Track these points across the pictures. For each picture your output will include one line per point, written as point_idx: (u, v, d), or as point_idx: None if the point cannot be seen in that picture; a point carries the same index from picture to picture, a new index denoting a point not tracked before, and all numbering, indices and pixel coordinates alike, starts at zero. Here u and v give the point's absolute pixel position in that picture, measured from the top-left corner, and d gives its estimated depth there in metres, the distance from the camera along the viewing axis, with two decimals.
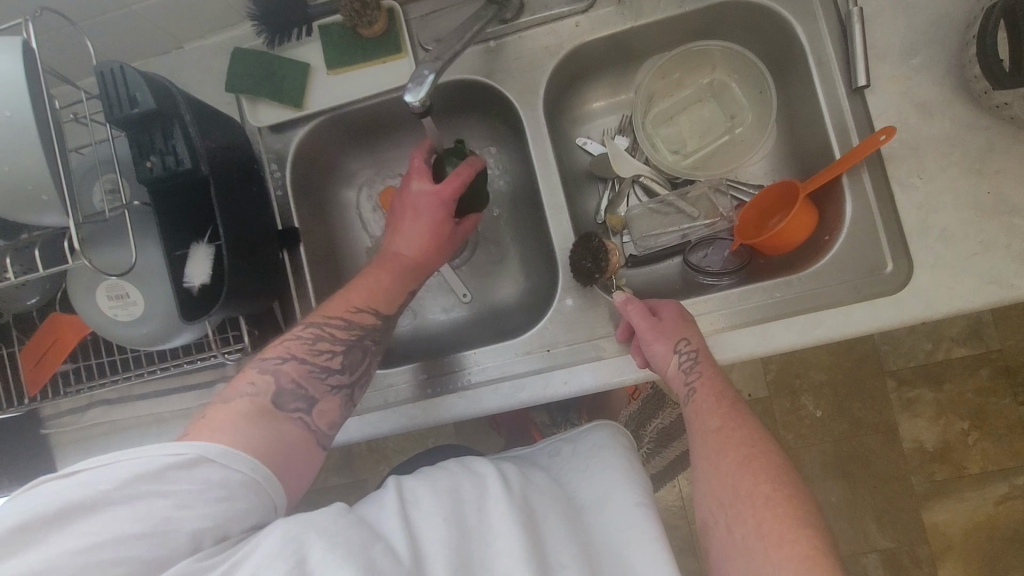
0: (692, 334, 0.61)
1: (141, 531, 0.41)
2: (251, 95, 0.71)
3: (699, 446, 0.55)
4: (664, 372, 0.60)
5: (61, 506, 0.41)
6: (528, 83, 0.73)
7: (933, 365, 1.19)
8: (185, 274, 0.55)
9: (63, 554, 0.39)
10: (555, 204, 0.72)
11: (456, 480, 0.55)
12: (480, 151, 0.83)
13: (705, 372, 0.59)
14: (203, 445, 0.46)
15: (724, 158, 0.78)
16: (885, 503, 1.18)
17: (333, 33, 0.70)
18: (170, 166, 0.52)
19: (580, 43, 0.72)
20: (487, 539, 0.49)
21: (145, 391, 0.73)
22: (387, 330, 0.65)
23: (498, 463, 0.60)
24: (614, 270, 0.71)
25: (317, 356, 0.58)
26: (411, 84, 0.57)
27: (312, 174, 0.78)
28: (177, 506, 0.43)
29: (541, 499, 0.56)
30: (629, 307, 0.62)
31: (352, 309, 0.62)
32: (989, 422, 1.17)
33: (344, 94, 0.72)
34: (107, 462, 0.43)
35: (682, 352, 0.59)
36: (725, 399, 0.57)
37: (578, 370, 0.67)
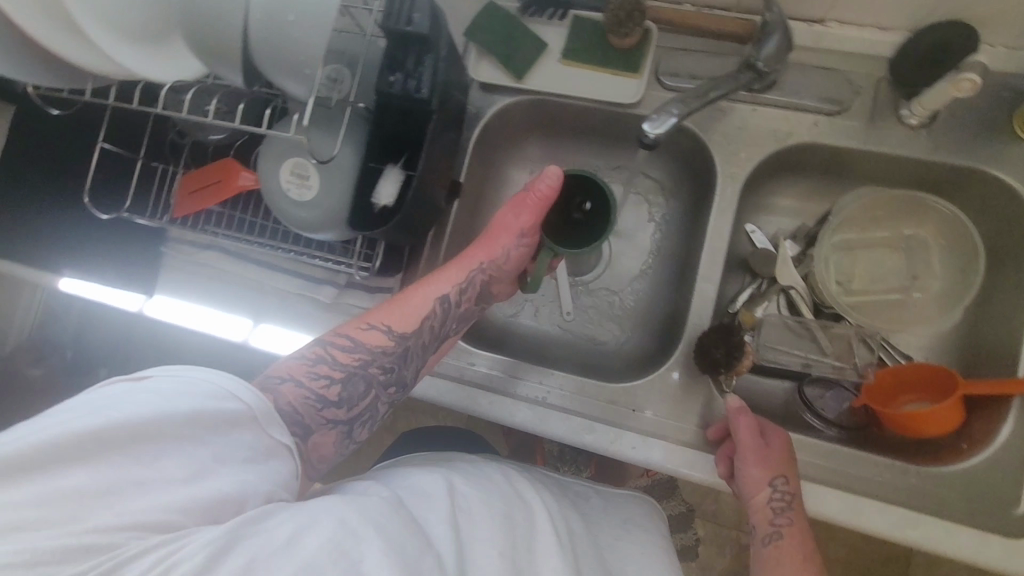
0: (791, 473, 0.57)
1: (182, 476, 0.40)
2: (482, 48, 0.73)
3: None
4: (751, 499, 0.57)
5: (96, 432, 0.38)
6: (739, 155, 0.71)
7: None
8: (375, 191, 0.58)
9: (102, 483, 0.38)
10: (708, 279, 0.70)
11: (504, 501, 0.57)
12: (649, 190, 0.82)
13: (792, 517, 0.56)
14: (244, 390, 0.45)
15: (888, 314, 0.74)
16: None
17: (584, 28, 0.72)
18: (409, 90, 0.54)
19: (809, 141, 0.70)
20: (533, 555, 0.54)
21: (260, 260, 0.77)
22: (405, 356, 0.60)
23: (537, 491, 0.63)
24: (739, 372, 0.66)
25: (313, 380, 0.53)
26: (655, 114, 0.58)
27: (492, 141, 0.79)
28: (211, 460, 0.41)
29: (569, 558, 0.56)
30: (740, 417, 0.59)
31: (363, 326, 0.58)
32: None
33: (563, 87, 0.73)
34: (152, 396, 0.41)
35: (777, 488, 0.56)
36: (807, 558, 0.54)
37: (650, 443, 0.66)
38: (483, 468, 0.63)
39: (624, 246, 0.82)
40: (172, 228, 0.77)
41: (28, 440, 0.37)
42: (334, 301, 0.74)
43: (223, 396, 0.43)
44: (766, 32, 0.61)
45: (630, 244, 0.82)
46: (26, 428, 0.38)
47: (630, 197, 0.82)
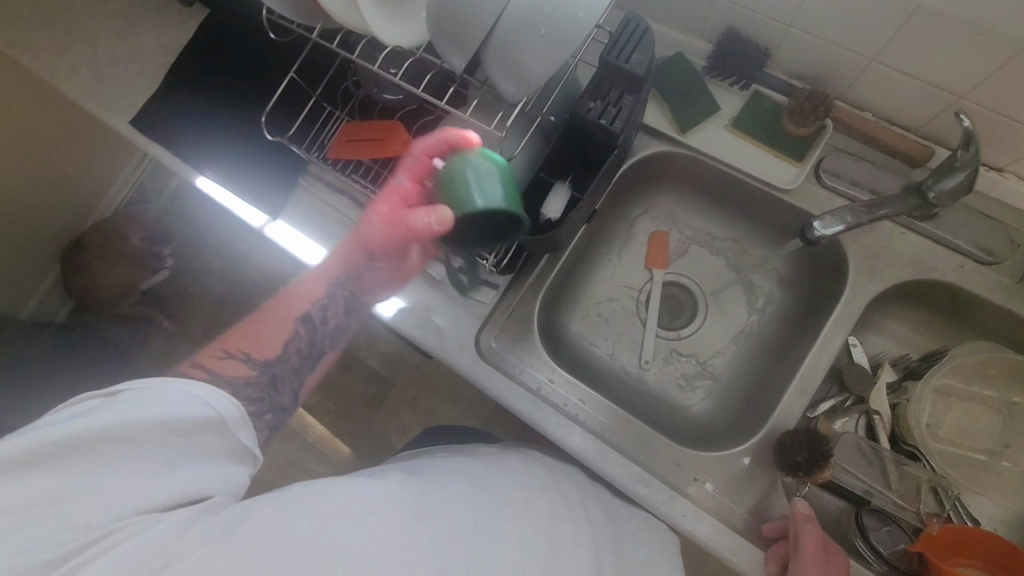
0: None
1: (165, 472, 0.47)
2: (659, 93, 0.75)
3: None
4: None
5: (70, 436, 0.44)
6: (874, 273, 0.71)
7: None
8: (544, 204, 0.61)
9: (99, 478, 0.44)
10: (806, 380, 0.70)
11: (554, 513, 0.58)
12: (761, 271, 0.83)
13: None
14: (209, 392, 0.52)
15: (968, 473, 0.73)
16: None
17: (762, 105, 0.73)
18: (604, 120, 0.56)
19: (949, 281, 0.70)
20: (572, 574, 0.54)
21: None
22: (274, 381, 0.61)
23: (587, 506, 0.64)
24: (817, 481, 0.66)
25: (228, 377, 0.58)
26: (828, 216, 0.64)
27: (631, 180, 0.81)
28: (178, 460, 0.48)
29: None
30: (807, 525, 0.60)
31: (219, 355, 0.59)
32: None
33: (724, 153, 0.74)
34: (135, 402, 0.48)
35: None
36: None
37: (701, 516, 0.66)
38: (520, 469, 0.64)
39: (721, 318, 0.84)
40: (316, 166, 0.80)
41: (35, 439, 0.43)
42: (441, 281, 0.75)
43: (195, 405, 0.51)
44: (951, 168, 0.62)
45: (726, 318, 0.84)
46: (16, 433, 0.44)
47: (740, 273, 0.84)
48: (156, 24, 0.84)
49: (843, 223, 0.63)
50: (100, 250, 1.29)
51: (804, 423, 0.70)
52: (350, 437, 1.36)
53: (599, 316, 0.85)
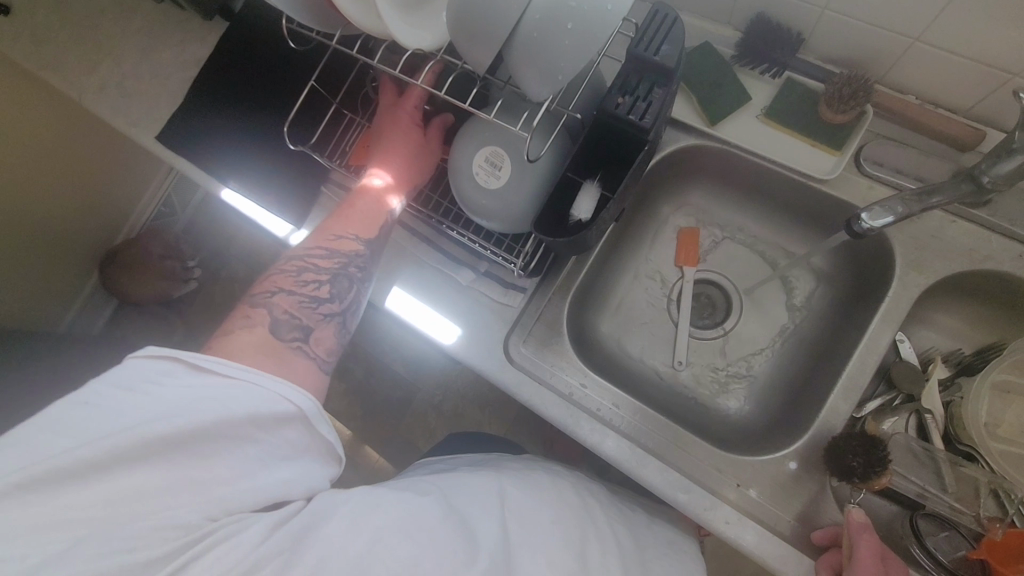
0: None
1: (253, 475, 0.45)
2: (686, 84, 0.72)
3: None
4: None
5: (167, 434, 0.41)
6: (924, 265, 0.67)
7: None
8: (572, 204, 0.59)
9: (192, 480, 0.42)
10: (853, 379, 0.67)
11: (585, 533, 0.57)
12: (798, 266, 0.80)
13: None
14: (292, 391, 0.48)
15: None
16: None
17: (796, 94, 0.70)
18: (634, 114, 0.54)
19: (1003, 271, 0.65)
20: None
21: (406, 223, 0.77)
22: (373, 256, 0.68)
23: (615, 525, 0.62)
24: (869, 488, 0.62)
25: (303, 288, 0.61)
26: (877, 206, 0.60)
27: (659, 175, 0.79)
28: (264, 462, 0.46)
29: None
30: (863, 535, 0.57)
31: (332, 238, 0.65)
32: None
33: (757, 144, 0.71)
34: (227, 395, 0.45)
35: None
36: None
37: (745, 524, 0.63)
38: (545, 479, 0.63)
39: (757, 316, 0.81)
40: (338, 173, 0.80)
41: (133, 434, 0.40)
42: (469, 286, 0.74)
43: (281, 401, 0.47)
44: (1008, 150, 0.58)
45: (762, 315, 0.81)
46: (107, 421, 0.40)
47: (774, 267, 0.81)
48: (178, 39, 0.85)
49: (895, 215, 0.59)
50: (132, 262, 1.32)
51: (849, 425, 0.67)
52: (378, 442, 1.36)
53: (630, 317, 0.83)
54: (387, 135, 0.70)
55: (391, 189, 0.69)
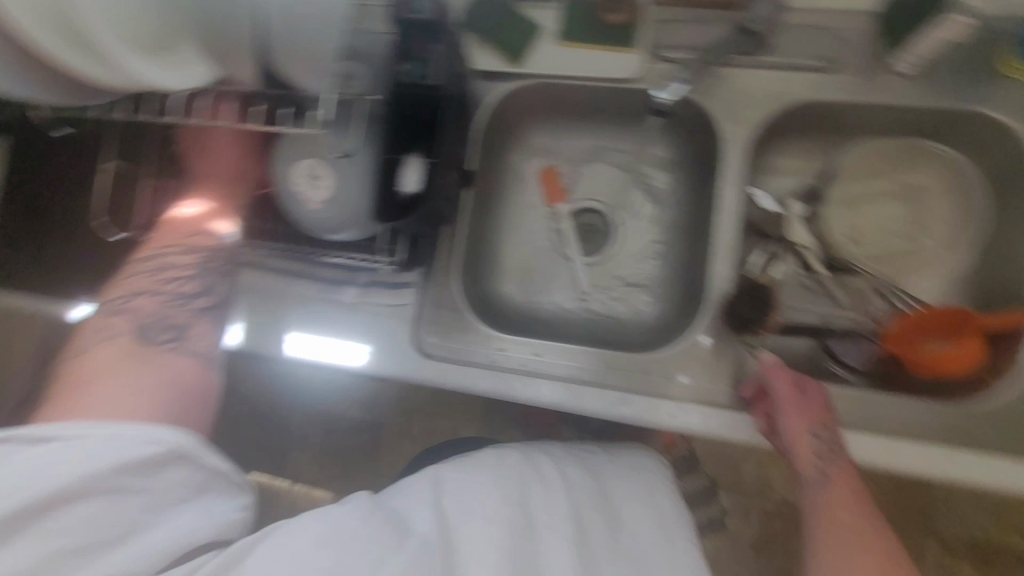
0: (829, 423, 0.60)
1: (136, 521, 0.50)
2: (478, 37, 0.74)
3: (822, 542, 0.57)
4: (791, 445, 0.60)
5: (42, 498, 0.45)
6: (743, 119, 0.72)
7: None
8: (398, 179, 0.58)
9: (75, 537, 0.46)
10: (725, 242, 0.71)
11: (527, 478, 0.60)
12: (652, 165, 0.84)
13: (836, 455, 0.60)
14: (163, 432, 0.52)
15: (893, 261, 0.77)
16: None
17: (577, 10, 0.73)
18: (419, 76, 0.55)
19: (808, 99, 0.72)
20: (544, 532, 0.56)
21: (268, 267, 0.74)
22: (235, 254, 0.69)
23: (565, 461, 0.65)
24: (766, 326, 0.71)
25: (166, 285, 0.63)
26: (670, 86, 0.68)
27: (495, 129, 0.80)
28: (153, 510, 0.51)
29: (594, 514, 0.59)
30: (775, 371, 0.61)
31: (186, 236, 0.66)
32: None
33: (564, 67, 0.74)
34: (94, 449, 0.48)
35: (816, 433, 0.60)
36: (854, 488, 0.59)
37: (687, 408, 0.67)
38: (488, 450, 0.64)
39: (636, 222, 0.84)
40: None
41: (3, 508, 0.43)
42: (355, 301, 0.73)
43: (152, 442, 0.51)
44: None
45: (640, 220, 0.84)
46: None
47: (632, 173, 0.85)
48: None
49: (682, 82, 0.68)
50: None
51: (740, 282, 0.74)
52: None
53: (526, 269, 0.84)
54: (213, 158, 0.69)
55: (212, 213, 0.68)
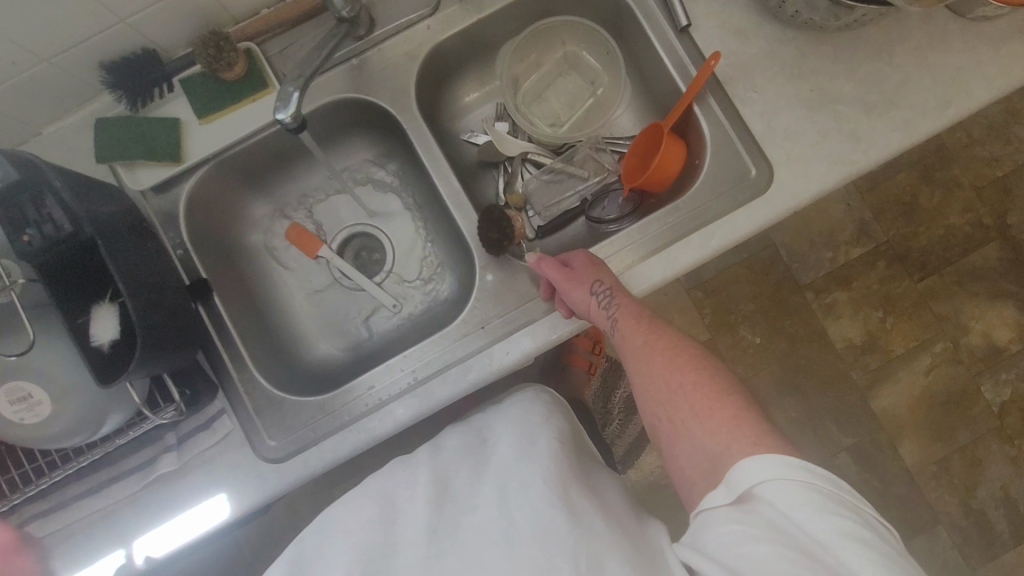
0: (602, 275, 0.69)
1: None
2: (124, 160, 0.71)
3: (634, 364, 0.68)
4: (587, 313, 0.67)
5: None
6: (398, 89, 0.75)
7: (839, 269, 1.67)
8: (91, 335, 0.55)
9: None
10: (454, 194, 0.76)
11: (390, 475, 0.71)
12: (370, 167, 0.86)
13: (619, 302, 0.67)
14: None
15: (593, 119, 0.87)
16: (825, 383, 1.65)
17: (196, 84, 0.72)
18: (50, 234, 0.53)
19: (435, 43, 0.76)
20: (409, 513, 0.64)
21: (80, 490, 0.69)
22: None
23: (436, 444, 0.76)
24: (518, 236, 0.77)
25: None
26: (278, 102, 0.59)
27: (210, 228, 0.78)
28: None
29: (459, 471, 0.69)
30: (543, 264, 0.70)
31: None
32: (861, 304, 1.66)
33: (221, 139, 0.73)
34: None
35: (597, 291, 0.67)
36: (643, 323, 0.68)
37: (516, 338, 0.71)
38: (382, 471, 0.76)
39: (393, 222, 0.88)
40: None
41: None
42: (185, 461, 0.70)
43: None
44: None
45: (395, 217, 0.88)
46: None
47: (362, 184, 0.87)
48: None
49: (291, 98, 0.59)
50: None
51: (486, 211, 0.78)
52: None
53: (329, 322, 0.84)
54: None
55: None
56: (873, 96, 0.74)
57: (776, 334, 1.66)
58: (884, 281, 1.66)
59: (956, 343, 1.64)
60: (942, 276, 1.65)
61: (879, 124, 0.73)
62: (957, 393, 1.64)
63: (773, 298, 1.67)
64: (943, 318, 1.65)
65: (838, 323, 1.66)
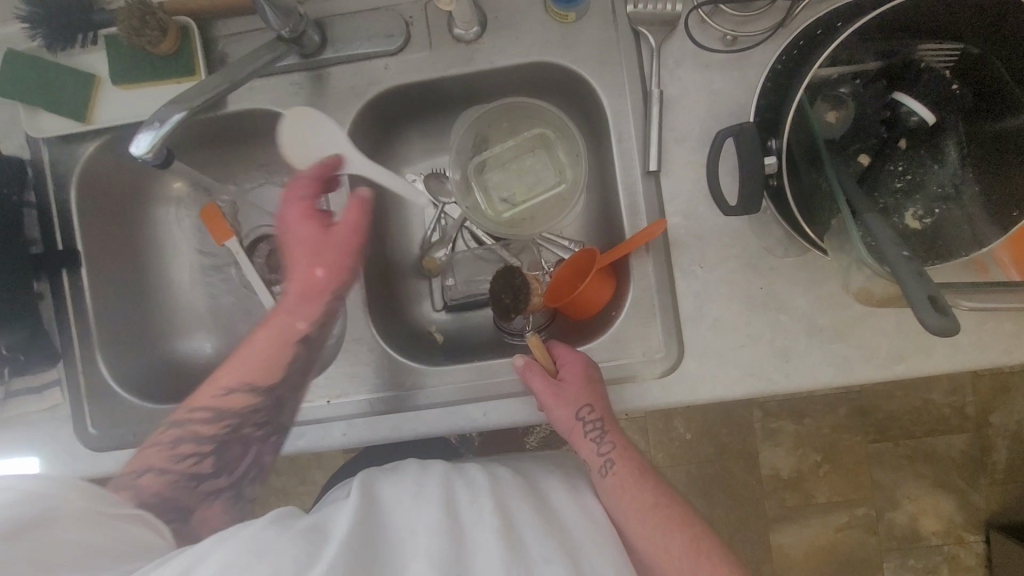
0: (595, 399, 0.62)
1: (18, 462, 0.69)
2: (28, 103, 0.67)
3: (631, 523, 0.59)
4: (569, 435, 0.63)
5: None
6: (332, 122, 0.69)
7: (801, 401, 1.44)
8: None
9: None
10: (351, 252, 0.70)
11: (449, 475, 0.58)
12: (298, 177, 0.80)
13: (609, 436, 0.62)
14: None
15: (547, 214, 0.73)
16: (743, 512, 1.43)
17: (120, 45, 0.66)
18: None
19: (388, 86, 0.69)
20: (467, 527, 0.50)
21: None
22: None
23: (487, 464, 0.63)
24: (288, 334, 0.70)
25: None
26: (143, 129, 0.53)
27: (110, 191, 0.74)
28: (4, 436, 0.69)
29: (523, 506, 0.54)
30: (530, 373, 0.63)
31: None
32: (834, 454, 1.44)
33: (130, 112, 0.67)
34: None
35: (585, 418, 0.62)
36: (637, 474, 0.61)
37: (358, 423, 0.68)
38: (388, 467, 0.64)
39: None
40: None
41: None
42: (4, 418, 0.68)
43: None
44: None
45: None
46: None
47: (282, 186, 0.80)
48: None
49: (150, 130, 0.52)
50: None
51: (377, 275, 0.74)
52: None
53: (212, 313, 0.80)
54: None
55: None
56: (825, 320, 0.64)
57: (711, 439, 1.44)
58: (836, 429, 1.43)
59: (880, 513, 1.42)
60: (896, 446, 1.43)
61: (816, 351, 0.64)
62: (859, 563, 1.43)
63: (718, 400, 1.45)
64: (879, 487, 1.42)
65: (774, 452, 1.44)
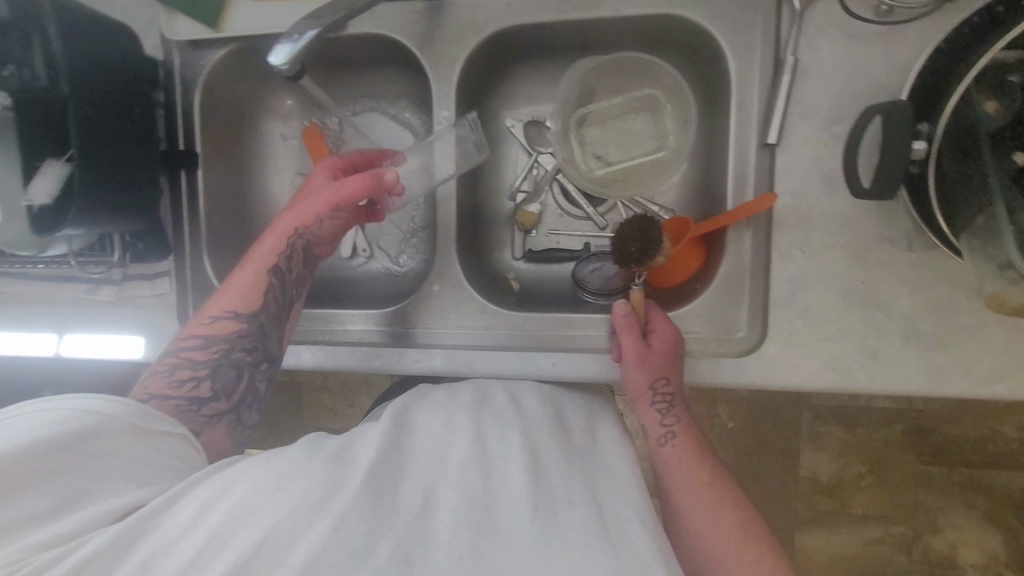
0: (673, 373, 0.63)
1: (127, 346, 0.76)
2: (167, 6, 0.70)
3: (683, 497, 0.60)
4: (636, 400, 0.64)
5: (57, 322, 0.77)
6: (448, 55, 0.69)
7: (855, 410, 1.39)
8: None
9: (61, 312, 0.77)
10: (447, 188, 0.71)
11: (483, 413, 0.61)
12: (401, 108, 0.80)
13: (675, 411, 0.64)
14: (110, 327, 0.76)
15: (644, 178, 0.71)
16: (774, 511, 1.42)
17: None
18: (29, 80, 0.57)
19: (507, 24, 0.68)
20: (499, 466, 0.53)
21: (32, 277, 0.76)
22: None
23: (514, 390, 0.67)
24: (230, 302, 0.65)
25: None
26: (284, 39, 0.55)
27: (227, 100, 0.77)
28: (119, 318, 0.76)
29: (546, 442, 0.57)
30: (625, 329, 0.63)
31: None
32: (880, 470, 1.38)
33: (259, 24, 0.70)
34: None
35: (658, 389, 0.63)
36: (698, 452, 0.62)
37: (432, 353, 0.71)
38: (441, 390, 0.68)
39: None
40: None
41: (32, 301, 0.77)
42: (120, 298, 0.75)
43: None
44: None
45: None
46: (54, 320, 0.77)
47: (383, 115, 0.81)
48: None
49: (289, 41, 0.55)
50: None
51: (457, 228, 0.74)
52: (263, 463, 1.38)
53: None
54: None
55: None
56: (925, 325, 0.61)
57: (752, 431, 1.42)
58: (889, 445, 1.37)
59: (918, 536, 1.37)
60: (950, 472, 1.36)
61: (908, 356, 0.61)
62: None
63: (768, 395, 1.41)
64: (923, 510, 1.37)
65: (815, 455, 1.40)
